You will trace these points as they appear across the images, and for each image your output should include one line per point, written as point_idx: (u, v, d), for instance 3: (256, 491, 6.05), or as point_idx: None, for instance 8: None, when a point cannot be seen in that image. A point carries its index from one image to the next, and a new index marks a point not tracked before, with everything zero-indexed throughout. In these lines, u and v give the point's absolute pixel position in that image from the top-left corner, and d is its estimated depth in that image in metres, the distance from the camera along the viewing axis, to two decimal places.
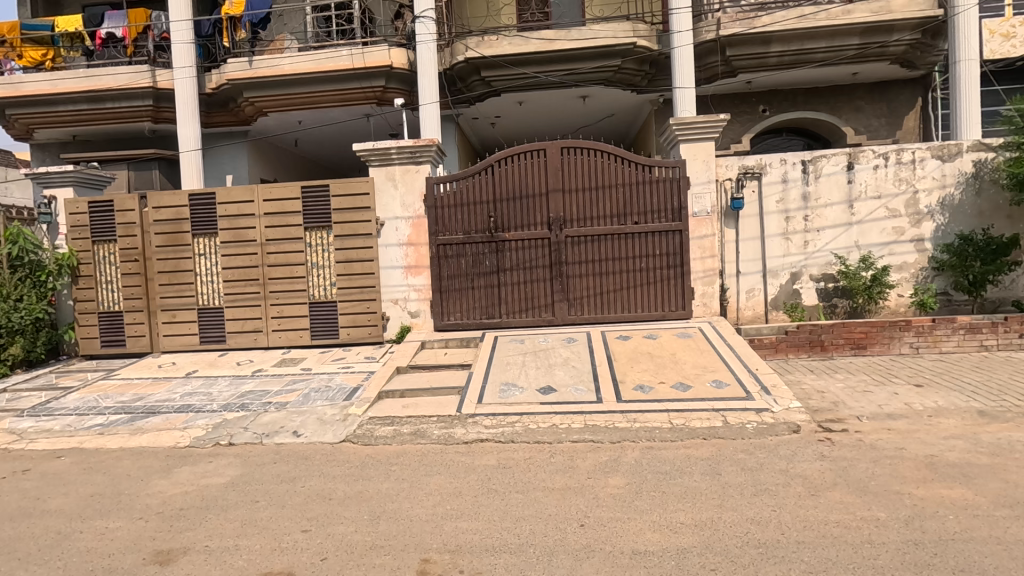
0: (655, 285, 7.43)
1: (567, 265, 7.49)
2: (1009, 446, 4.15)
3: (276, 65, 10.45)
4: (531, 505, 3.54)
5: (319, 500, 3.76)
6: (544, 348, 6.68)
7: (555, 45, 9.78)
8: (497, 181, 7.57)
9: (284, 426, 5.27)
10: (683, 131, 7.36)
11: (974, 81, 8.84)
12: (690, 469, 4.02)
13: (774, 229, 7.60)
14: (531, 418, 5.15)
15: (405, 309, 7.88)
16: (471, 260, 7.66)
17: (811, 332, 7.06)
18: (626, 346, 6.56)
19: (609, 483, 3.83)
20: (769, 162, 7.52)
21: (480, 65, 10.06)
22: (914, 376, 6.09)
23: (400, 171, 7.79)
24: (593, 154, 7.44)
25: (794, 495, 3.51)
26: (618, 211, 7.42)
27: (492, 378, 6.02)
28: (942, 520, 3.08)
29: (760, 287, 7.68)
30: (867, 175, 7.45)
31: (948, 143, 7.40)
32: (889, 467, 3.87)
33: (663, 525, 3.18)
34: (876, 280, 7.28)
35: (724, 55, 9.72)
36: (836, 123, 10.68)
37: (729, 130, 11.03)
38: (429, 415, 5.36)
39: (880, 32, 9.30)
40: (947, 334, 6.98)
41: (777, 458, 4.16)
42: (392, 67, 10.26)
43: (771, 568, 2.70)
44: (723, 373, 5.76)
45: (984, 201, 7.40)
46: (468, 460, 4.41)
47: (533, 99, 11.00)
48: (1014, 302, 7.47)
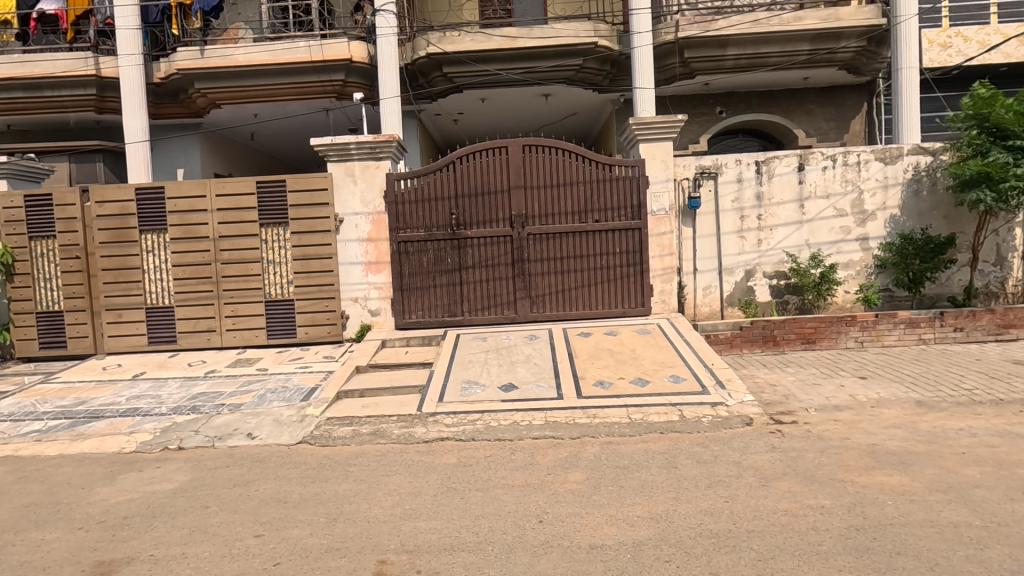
0: (615, 283, 7.53)
1: (529, 262, 7.51)
2: (944, 434, 4.39)
3: (230, 56, 10.12)
4: (491, 502, 3.54)
5: (273, 503, 3.67)
6: (506, 346, 6.69)
7: (517, 43, 9.79)
8: (459, 177, 7.53)
9: (238, 429, 5.11)
10: (642, 131, 7.49)
11: (915, 88, 9.28)
12: (647, 463, 4.10)
13: (729, 227, 7.82)
14: (491, 415, 5.16)
15: (365, 308, 7.75)
16: (433, 258, 7.60)
17: (764, 327, 7.32)
18: (587, 343, 6.63)
19: (568, 479, 3.87)
20: (725, 162, 7.72)
21: (442, 61, 9.97)
22: (859, 369, 6.38)
23: (359, 167, 7.65)
24: (555, 152, 7.48)
25: (746, 485, 3.62)
26: (580, 209, 7.49)
27: (453, 377, 5.98)
28: (882, 506, 3.24)
29: (717, 284, 7.89)
30: (817, 176, 7.74)
31: (890, 146, 7.75)
32: (835, 456, 4.05)
33: (621, 519, 3.23)
34: (825, 277, 7.58)
35: (683, 56, 9.93)
36: (788, 126, 11.07)
37: (687, 130, 11.27)
38: (389, 414, 5.29)
39: (829, 38, 9.67)
40: (889, 329, 7.33)
41: (730, 450, 4.28)
42: (352, 60, 10.08)
43: (723, 559, 2.77)
44: (680, 368, 5.90)
45: (924, 201, 7.77)
46: (428, 459, 4.38)
47: (496, 96, 10.98)
48: (950, 298, 7.88)
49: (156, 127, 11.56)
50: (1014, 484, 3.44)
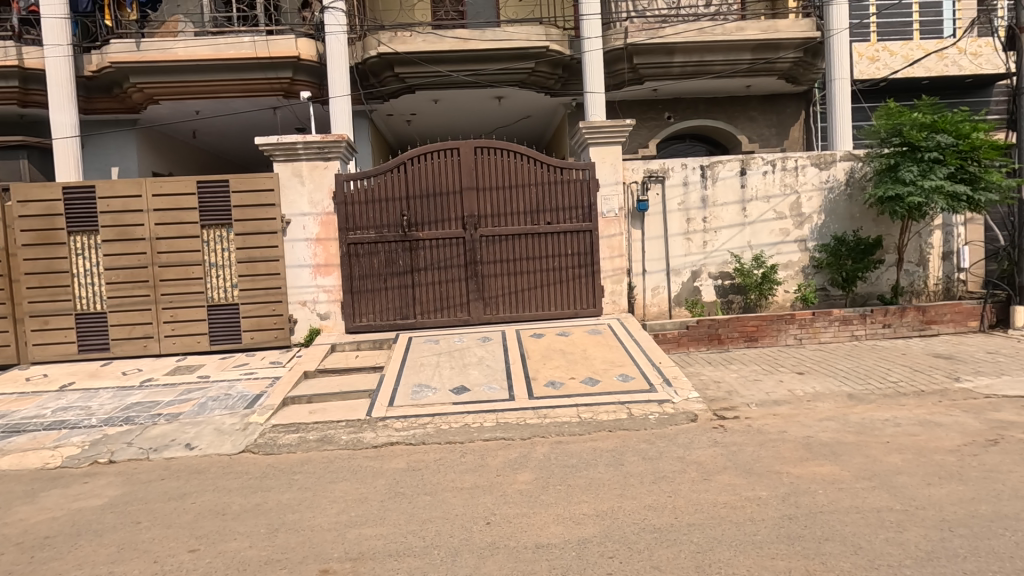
0: (567, 284, 7.62)
1: (482, 264, 7.51)
2: (872, 425, 4.65)
3: (169, 49, 9.67)
4: (439, 506, 3.51)
5: (211, 515, 3.52)
6: (459, 348, 6.66)
7: (469, 44, 9.77)
8: (410, 178, 7.46)
9: (175, 439, 4.89)
10: (591, 134, 7.62)
11: (847, 98, 9.80)
12: (595, 461, 4.16)
13: (676, 229, 8.06)
14: (442, 418, 5.12)
15: (313, 311, 7.57)
16: (384, 259, 7.49)
17: (709, 326, 7.57)
18: (540, 344, 6.68)
19: (517, 480, 3.89)
20: (671, 166, 7.97)
21: (393, 61, 9.85)
22: (798, 364, 6.68)
23: (307, 167, 7.47)
24: (507, 154, 7.51)
25: (688, 480, 3.73)
26: (532, 211, 7.54)
27: (404, 380, 5.92)
28: (813, 494, 3.40)
29: (665, 284, 8.12)
30: (758, 180, 8.07)
31: (824, 152, 8.16)
32: (772, 449, 4.22)
33: (568, 517, 3.27)
34: (767, 277, 7.88)
35: (632, 62, 10.17)
36: (732, 131, 11.50)
37: (637, 135, 11.57)
38: (338, 420, 5.18)
39: (769, 49, 10.10)
40: (825, 326, 7.70)
41: (675, 446, 4.41)
42: (300, 58, 9.82)
43: (664, 552, 2.84)
44: (628, 368, 6.01)
45: (855, 205, 8.22)
46: (377, 465, 4.31)
47: (449, 97, 10.93)
48: (879, 296, 8.36)
49: (88, 123, 10.95)
50: (931, 470, 3.68)
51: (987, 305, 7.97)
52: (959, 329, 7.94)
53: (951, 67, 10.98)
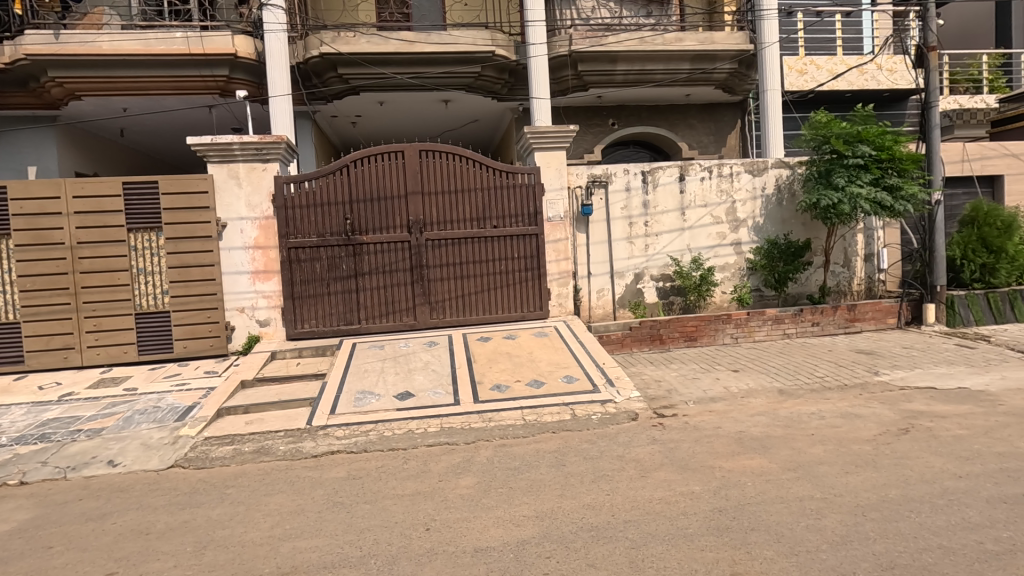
0: (514, 287, 7.66)
1: (428, 268, 7.44)
2: (799, 418, 4.91)
3: (92, 42, 9.11)
4: (378, 514, 3.45)
5: (133, 536, 3.33)
6: (404, 354, 6.58)
7: (414, 47, 9.66)
8: (353, 182, 7.33)
9: (97, 456, 4.61)
10: (536, 139, 7.70)
11: (778, 108, 10.30)
12: (537, 463, 4.20)
13: (619, 234, 8.26)
14: (386, 425, 5.04)
15: (252, 318, 7.30)
16: (327, 264, 7.31)
17: (651, 327, 7.80)
18: (486, 347, 6.68)
19: (459, 484, 3.87)
20: (614, 172, 8.17)
21: (336, 61, 9.64)
22: (733, 362, 6.97)
23: (244, 169, 7.20)
24: (453, 158, 7.49)
25: (627, 478, 3.82)
26: (477, 215, 7.55)
27: (347, 387, 5.78)
28: (742, 487, 3.55)
29: (609, 287, 8.30)
30: (696, 186, 8.38)
31: (757, 159, 8.56)
32: (707, 444, 4.39)
33: (507, 520, 3.28)
34: (704, 279, 8.17)
35: (576, 69, 10.39)
36: (673, 138, 11.91)
37: (582, 140, 11.79)
38: (276, 430, 5.01)
39: (706, 60, 10.51)
40: (759, 325, 8.07)
41: (615, 445, 4.51)
42: (236, 55, 9.45)
43: (600, 550, 2.89)
44: (573, 369, 6.11)
45: (786, 210, 8.65)
46: (316, 475, 4.19)
47: (395, 100, 10.79)
48: (808, 296, 8.83)
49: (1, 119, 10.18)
50: (849, 459, 3.92)
51: (904, 303, 8.55)
52: (879, 326, 8.50)
53: (870, 82, 11.71)
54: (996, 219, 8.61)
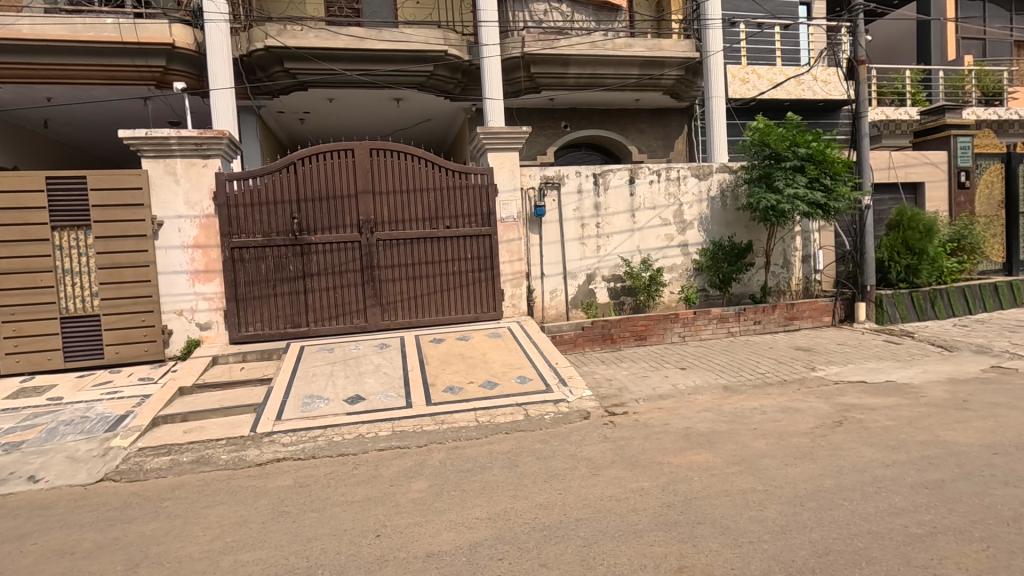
0: (467, 288, 7.61)
1: (379, 269, 7.30)
2: (742, 413, 5.10)
3: (11, 26, 8.48)
4: (326, 522, 3.35)
5: (56, 556, 3.10)
6: (354, 356, 6.43)
7: (365, 44, 9.47)
8: (301, 180, 7.11)
9: (16, 472, 4.27)
10: (489, 140, 7.69)
11: (722, 115, 10.66)
12: (491, 464, 4.19)
13: (572, 235, 8.36)
14: (335, 430, 4.91)
15: (191, 321, 6.96)
16: (273, 264, 7.06)
17: (603, 326, 7.93)
18: (439, 349, 6.62)
19: (412, 489, 3.81)
20: (566, 174, 8.27)
21: (282, 56, 9.33)
22: (682, 360, 7.18)
23: (182, 165, 6.86)
24: (404, 157, 7.38)
25: (578, 476, 3.86)
26: (430, 215, 7.47)
27: (295, 392, 5.59)
28: (689, 482, 3.65)
29: (562, 287, 8.39)
30: (645, 189, 8.59)
31: (702, 164, 8.85)
32: (656, 441, 4.49)
33: (460, 523, 3.26)
34: (653, 279, 8.37)
35: (529, 71, 10.45)
36: (623, 142, 12.17)
37: (535, 142, 11.89)
38: (217, 438, 4.79)
39: (654, 66, 10.79)
40: (705, 324, 8.34)
41: (568, 444, 4.55)
42: (174, 45, 9.00)
43: (552, 549, 2.91)
44: (527, 369, 6.14)
45: (730, 214, 8.98)
46: (261, 484, 4.03)
47: (345, 97, 10.54)
48: (750, 296, 9.19)
49: None
50: (789, 451, 4.10)
51: (838, 302, 9.04)
52: (816, 324, 8.94)
53: (807, 92, 12.30)
54: (919, 223, 9.23)
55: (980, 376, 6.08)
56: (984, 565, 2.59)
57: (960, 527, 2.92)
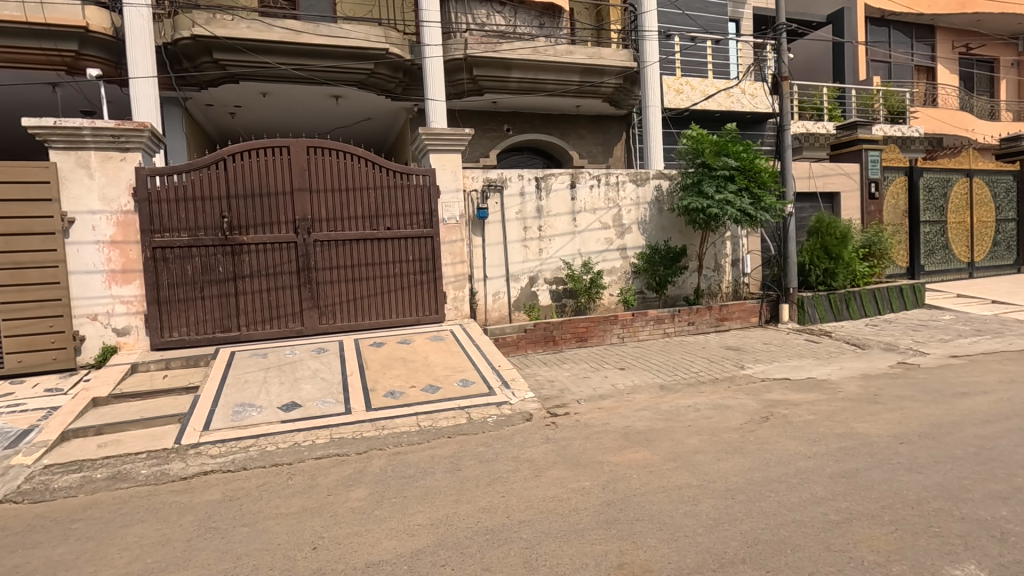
0: (409, 290, 7.48)
1: (316, 270, 7.05)
2: (678, 411, 5.30)
3: None
4: (259, 536, 3.19)
5: None
6: (290, 361, 6.17)
7: (301, 38, 9.14)
8: (232, 176, 6.78)
9: None
10: (431, 141, 7.61)
11: (659, 123, 11.05)
12: (433, 469, 4.13)
13: (515, 237, 8.41)
14: (269, 439, 4.70)
15: (107, 326, 6.47)
16: (200, 265, 6.68)
17: (545, 328, 8.02)
18: (380, 353, 6.47)
19: (351, 497, 3.70)
20: (509, 177, 8.32)
21: (211, 45, 8.85)
22: (621, 361, 7.37)
23: (97, 158, 6.38)
24: (343, 155, 7.17)
25: (521, 478, 3.87)
26: (370, 214, 7.30)
27: (225, 400, 5.30)
28: (628, 480, 3.75)
29: (504, 290, 8.41)
30: (586, 193, 8.77)
31: (640, 170, 9.14)
32: (597, 440, 4.59)
33: (401, 530, 3.19)
34: (594, 282, 8.54)
35: (471, 74, 10.43)
36: (565, 146, 12.38)
37: (478, 144, 11.88)
38: (137, 451, 4.47)
39: (594, 73, 11.03)
40: (643, 325, 8.61)
41: (510, 446, 4.56)
42: (88, 29, 8.35)
43: (495, 552, 2.90)
44: (469, 372, 6.10)
45: (666, 218, 9.32)
46: (186, 499, 3.79)
47: (280, 91, 10.14)
48: (684, 298, 9.57)
49: None
50: (721, 447, 4.29)
51: (764, 304, 9.57)
52: (744, 324, 9.42)
53: (736, 104, 12.94)
54: (835, 230, 9.91)
55: (888, 372, 6.60)
56: (893, 546, 2.80)
57: (872, 512, 3.15)
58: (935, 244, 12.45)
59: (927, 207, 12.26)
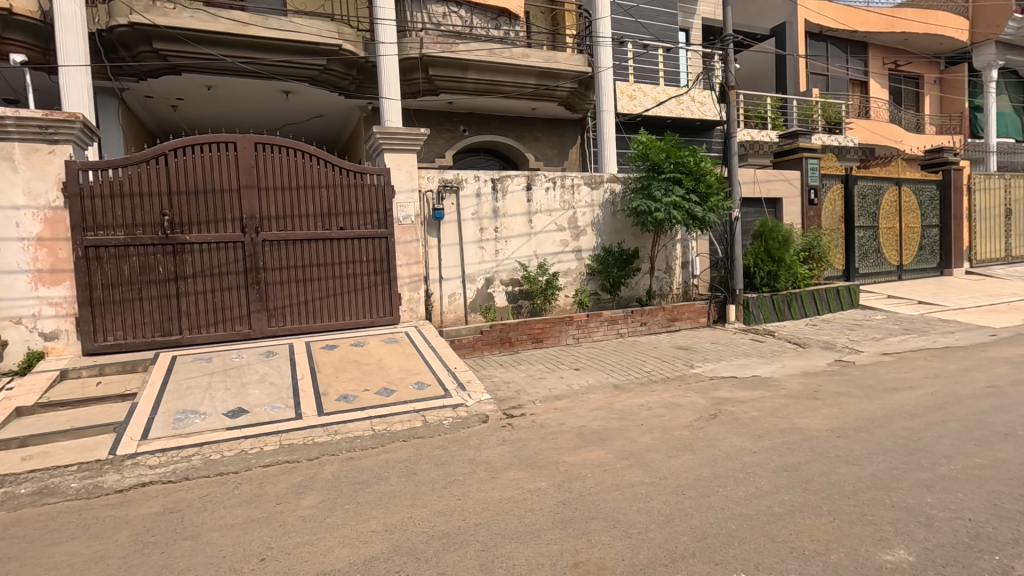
0: (362, 292, 7.33)
1: (264, 271, 6.80)
2: (631, 410, 5.41)
3: None
4: (202, 550, 3.05)
5: None
6: (237, 366, 5.94)
7: (249, 30, 8.82)
8: (173, 172, 6.47)
9: None
10: (386, 140, 7.48)
11: (613, 128, 11.25)
12: (387, 474, 4.06)
13: (470, 238, 8.39)
14: (213, 447, 4.50)
15: (33, 330, 6.03)
16: (138, 265, 6.33)
17: (501, 330, 8.03)
18: (332, 356, 6.31)
19: (301, 505, 3.58)
20: (465, 178, 8.28)
21: (150, 34, 8.41)
22: (576, 361, 7.47)
23: (21, 150, 5.96)
24: (293, 153, 6.96)
25: (477, 480, 3.86)
26: (322, 214, 7.11)
27: (165, 407, 5.04)
28: (583, 479, 3.79)
29: (460, 291, 8.37)
30: (541, 195, 8.84)
31: (594, 173, 9.29)
32: (553, 440, 4.62)
33: (354, 538, 3.12)
34: (550, 284, 8.61)
35: (427, 73, 10.33)
36: (521, 149, 12.44)
37: (433, 144, 11.79)
38: (67, 464, 4.19)
39: (550, 77, 11.14)
40: (597, 326, 8.74)
41: (466, 449, 4.53)
42: (11, 12, 7.78)
43: (451, 556, 2.88)
44: (425, 375, 6.03)
45: (619, 221, 9.51)
46: (121, 513, 3.58)
47: (226, 85, 9.74)
48: (637, 299, 9.79)
49: None
50: (672, 444, 4.41)
51: (712, 305, 9.89)
52: (694, 324, 9.72)
53: (686, 111, 13.33)
54: (778, 234, 10.36)
55: (826, 369, 6.96)
56: (831, 535, 2.94)
57: (813, 503, 3.31)
58: (868, 248, 13.21)
59: (861, 214, 13.01)
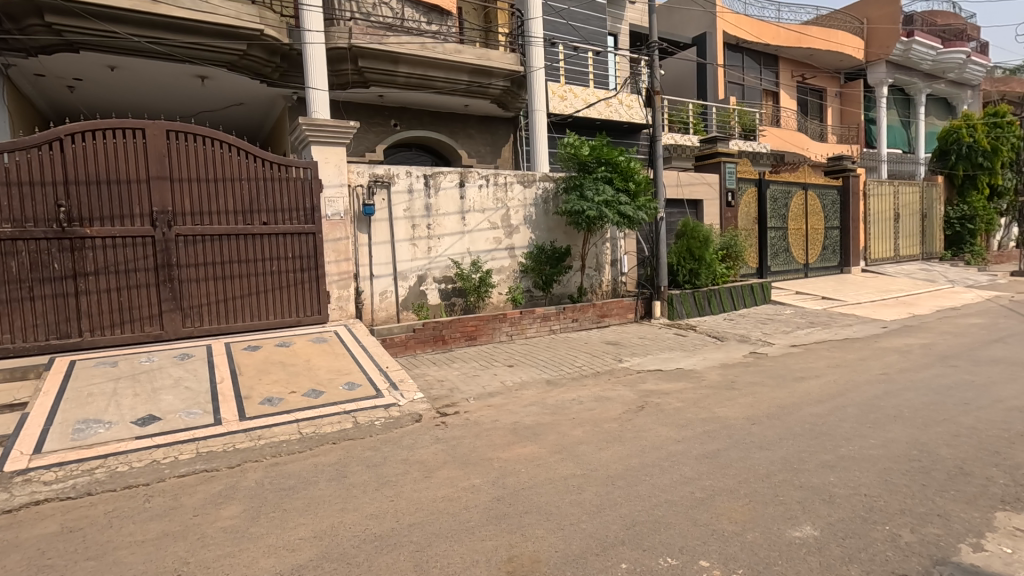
0: (288, 289, 7.01)
1: (178, 268, 6.35)
2: (564, 405, 5.52)
3: None
4: (109, 569, 2.82)
5: None
6: (147, 370, 5.51)
7: (158, 8, 8.17)
8: (70, 159, 5.91)
9: None
10: (312, 132, 7.18)
11: (544, 127, 11.39)
12: (316, 478, 3.91)
13: (402, 235, 8.23)
14: (119, 459, 4.16)
15: None
16: (28, 261, 5.73)
17: (434, 328, 7.95)
18: (254, 358, 5.99)
19: (220, 516, 3.38)
20: (397, 173, 8.11)
21: (39, 6, 7.60)
22: (509, 358, 7.52)
23: None
24: (210, 143, 6.54)
25: (410, 480, 3.81)
26: (242, 208, 6.74)
27: (62, 417, 4.60)
28: (517, 474, 3.83)
29: (392, 289, 8.20)
30: (475, 192, 8.82)
31: (527, 172, 9.38)
32: (486, 437, 4.64)
33: (280, 546, 2.99)
34: (483, 281, 8.60)
35: (356, 64, 9.98)
36: (453, 145, 12.34)
37: (363, 138, 11.45)
38: None
39: (482, 74, 11.10)
40: (530, 323, 8.84)
41: (399, 449, 4.46)
42: None
43: (384, 559, 2.82)
44: (355, 375, 5.86)
45: (551, 219, 9.66)
46: (10, 536, 3.22)
47: (131, 66, 8.99)
48: (569, 296, 9.97)
49: None
50: (603, 436, 4.55)
51: (639, 301, 10.25)
52: (622, 320, 10.05)
53: (614, 113, 13.73)
54: (699, 234, 10.84)
55: (742, 361, 7.42)
56: (748, 516, 3.15)
57: (731, 487, 3.52)
58: (779, 247, 14.20)
59: (773, 216, 13.96)
